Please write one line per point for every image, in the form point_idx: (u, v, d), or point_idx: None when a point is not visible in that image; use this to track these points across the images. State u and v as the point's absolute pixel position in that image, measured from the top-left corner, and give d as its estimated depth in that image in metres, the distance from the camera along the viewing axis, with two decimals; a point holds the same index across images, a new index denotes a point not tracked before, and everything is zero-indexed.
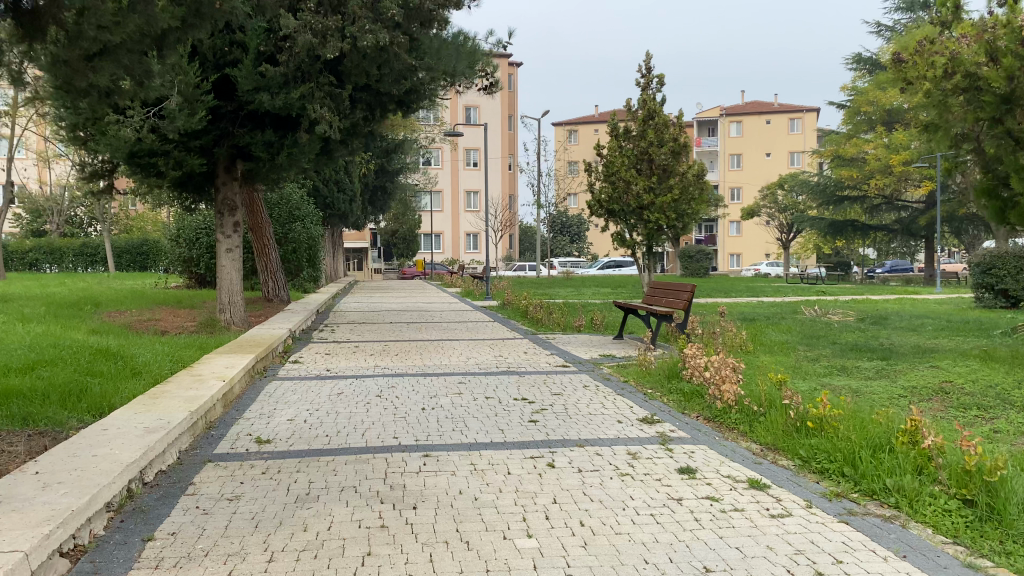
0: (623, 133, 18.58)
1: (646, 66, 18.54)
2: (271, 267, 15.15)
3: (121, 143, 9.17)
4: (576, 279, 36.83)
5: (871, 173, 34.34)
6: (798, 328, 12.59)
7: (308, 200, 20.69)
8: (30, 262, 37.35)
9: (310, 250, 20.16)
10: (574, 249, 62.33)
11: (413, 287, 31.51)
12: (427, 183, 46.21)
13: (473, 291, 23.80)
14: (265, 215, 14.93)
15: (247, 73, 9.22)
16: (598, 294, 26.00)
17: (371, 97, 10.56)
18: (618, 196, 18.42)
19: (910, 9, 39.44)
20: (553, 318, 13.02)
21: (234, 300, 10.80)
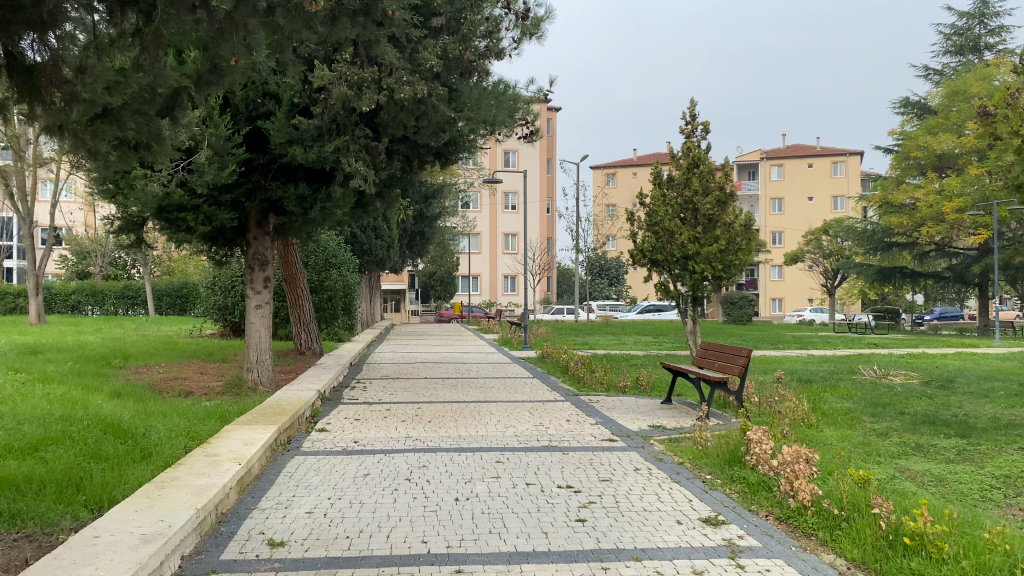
0: (666, 181, 17.95)
1: (690, 113, 18.00)
2: (304, 320, 14.72)
3: (149, 198, 8.79)
4: (616, 325, 35.98)
5: (922, 221, 33.21)
6: (858, 393, 11.69)
7: (344, 247, 20.37)
8: (72, 304, 37.69)
9: (345, 298, 19.76)
10: (612, 292, 61.49)
11: (450, 332, 31.00)
12: (465, 226, 45.97)
13: (511, 340, 23.13)
14: (300, 266, 14.54)
15: (280, 127, 8.84)
16: (640, 342, 25.15)
17: (408, 148, 10.11)
18: (661, 245, 17.74)
19: (959, 53, 38.55)
20: (596, 378, 12.28)
21: (262, 357, 10.34)
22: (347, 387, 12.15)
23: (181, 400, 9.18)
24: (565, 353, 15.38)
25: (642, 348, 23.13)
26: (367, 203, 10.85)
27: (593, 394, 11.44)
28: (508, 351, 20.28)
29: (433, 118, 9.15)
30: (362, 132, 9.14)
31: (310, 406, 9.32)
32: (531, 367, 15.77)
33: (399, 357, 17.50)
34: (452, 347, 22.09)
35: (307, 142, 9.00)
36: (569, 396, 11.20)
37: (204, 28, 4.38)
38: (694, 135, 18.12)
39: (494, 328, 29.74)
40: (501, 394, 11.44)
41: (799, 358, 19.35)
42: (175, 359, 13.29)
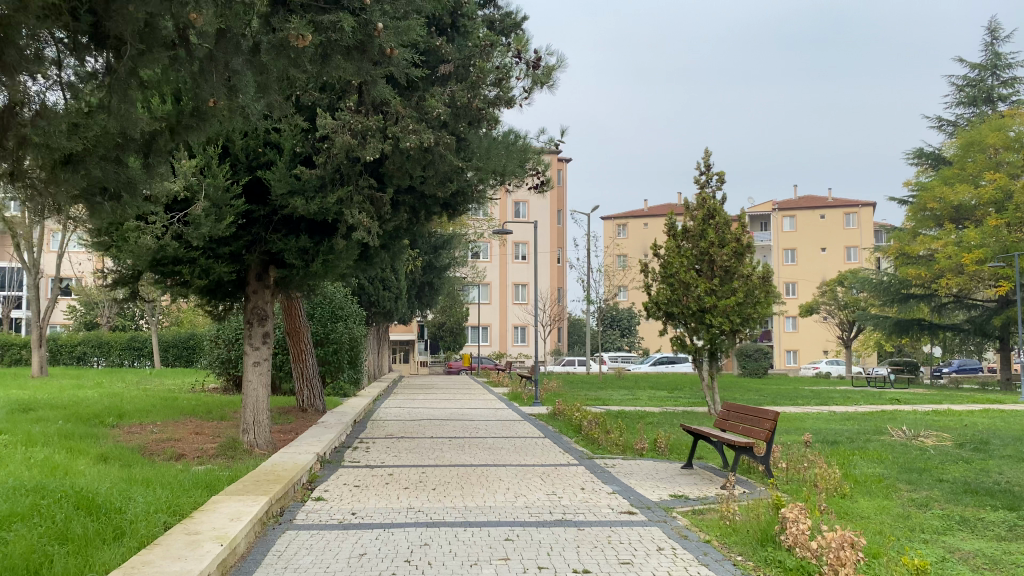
0: (681, 232, 17.53)
1: (704, 164, 17.66)
2: (307, 375, 14.21)
3: (142, 251, 8.36)
4: (628, 378, 35.26)
5: (940, 272, 32.61)
6: (889, 456, 11.03)
7: (352, 299, 19.99)
8: (78, 356, 37.36)
9: (352, 352, 19.30)
10: (624, 343, 60.79)
11: (460, 385, 30.35)
12: (476, 277, 45.62)
13: (521, 394, 22.50)
14: (304, 320, 14.12)
15: (281, 177, 8.46)
16: (654, 397, 24.45)
17: (414, 199, 9.71)
18: (677, 298, 17.27)
19: (972, 104, 38.38)
20: (611, 439, 11.68)
21: (259, 418, 9.83)
22: (349, 448, 11.59)
23: (170, 465, 8.64)
24: (577, 410, 14.78)
25: (656, 403, 22.45)
26: (372, 255, 10.43)
27: (609, 456, 10.83)
28: (519, 406, 19.64)
29: (440, 167, 8.76)
30: (366, 183, 8.74)
31: (307, 471, 8.77)
32: (542, 425, 15.15)
33: (405, 414, 16.92)
34: (461, 402, 21.46)
35: (309, 193, 8.59)
36: (583, 459, 10.60)
37: (184, 66, 4.90)
38: (708, 186, 17.77)
39: (504, 380, 29.10)
40: (511, 457, 10.84)
41: (820, 415, 18.63)
42: (173, 417, 12.78)
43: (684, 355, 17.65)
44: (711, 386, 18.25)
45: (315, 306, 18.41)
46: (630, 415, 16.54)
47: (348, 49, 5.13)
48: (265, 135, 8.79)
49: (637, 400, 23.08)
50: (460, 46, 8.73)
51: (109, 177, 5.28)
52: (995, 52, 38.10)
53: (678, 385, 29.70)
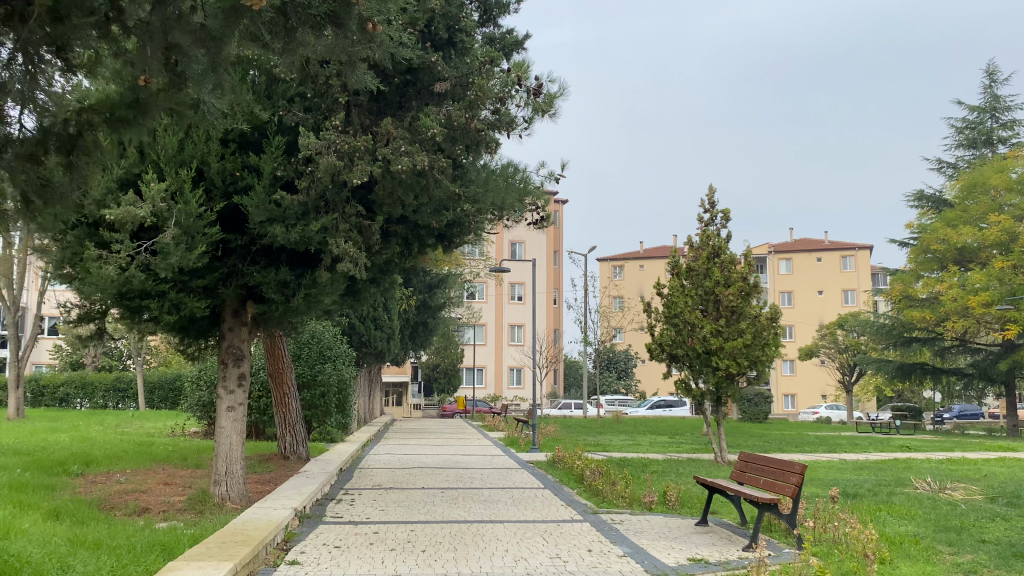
0: (685, 271, 16.81)
1: (709, 201, 17.03)
2: (289, 421, 13.31)
3: (104, 283, 7.54)
4: (627, 422, 34.23)
5: (945, 315, 31.93)
6: (919, 512, 10.14)
7: (341, 339, 19.18)
8: (60, 397, 36.25)
9: (340, 394, 18.40)
10: (621, 386, 59.76)
11: (453, 430, 29.31)
12: (470, 318, 44.76)
13: (518, 439, 21.51)
14: (287, 361, 13.34)
15: (259, 202, 7.73)
16: (655, 443, 23.47)
17: (405, 229, 8.99)
18: (682, 339, 16.43)
19: (972, 146, 38.13)
20: (617, 491, 10.77)
21: (233, 469, 8.94)
22: (332, 501, 10.65)
23: (129, 521, 7.69)
24: (578, 459, 13.86)
25: (658, 449, 21.46)
26: (358, 291, 9.66)
27: (616, 511, 9.89)
28: (515, 453, 18.65)
29: (434, 193, 8.06)
30: (354, 210, 8.01)
31: (282, 529, 7.86)
32: (541, 474, 14.20)
33: (396, 461, 15.93)
34: (454, 448, 20.41)
35: (291, 220, 7.86)
36: (587, 515, 9.68)
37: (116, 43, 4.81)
38: (713, 224, 17.10)
39: (499, 424, 28.10)
40: (508, 511, 9.91)
41: (832, 464, 17.69)
42: (144, 465, 11.83)
43: (689, 400, 16.77)
44: (717, 432, 17.32)
45: (301, 346, 17.62)
46: (633, 464, 15.58)
47: (318, 21, 5.02)
48: (244, 158, 8.07)
49: (637, 446, 22.09)
50: (457, 63, 8.06)
51: (21, 179, 5.09)
52: (993, 95, 37.99)
53: (679, 430, 28.71)
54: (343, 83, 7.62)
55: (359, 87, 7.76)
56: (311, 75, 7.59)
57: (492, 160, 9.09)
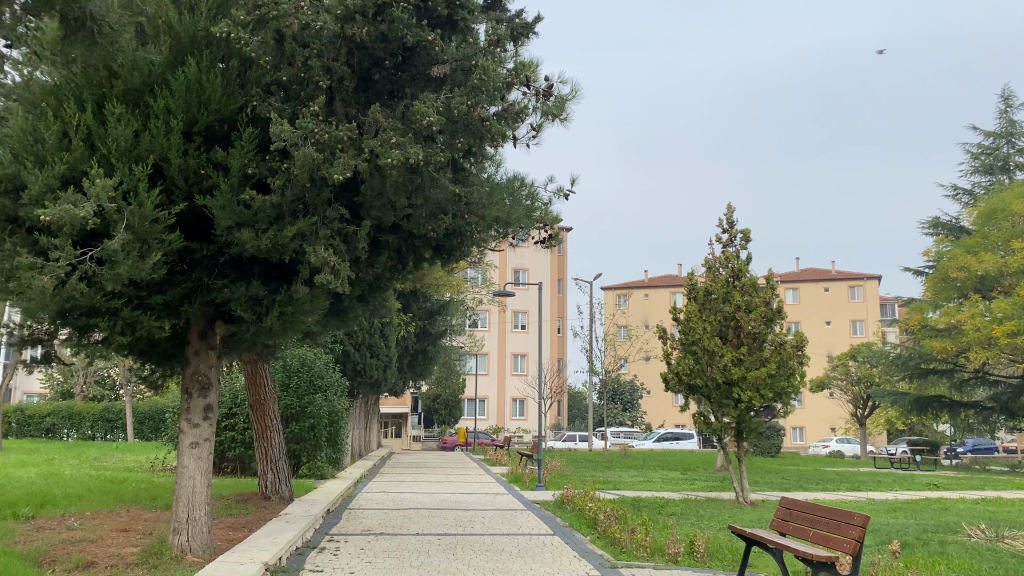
0: (703, 295, 15.64)
1: (728, 220, 15.93)
2: (272, 457, 12.05)
3: (40, 299, 6.36)
4: (635, 456, 32.81)
5: (968, 346, 30.69)
6: (983, 567, 8.84)
7: (333, 367, 18.04)
8: (46, 427, 34.96)
9: (332, 426, 17.17)
10: (626, 418, 58.27)
11: (453, 464, 27.92)
12: (473, 346, 43.47)
13: (523, 475, 20.18)
14: (271, 390, 12.17)
15: (225, 203, 6.57)
16: (667, 480, 22.10)
17: (396, 239, 7.94)
18: (701, 368, 15.24)
19: (989, 172, 37.12)
20: (636, 541, 9.50)
21: (196, 515, 7.70)
22: (315, 551, 9.38)
23: None
24: (591, 500, 12.57)
25: (672, 487, 20.13)
26: (344, 312, 8.53)
27: (637, 565, 8.62)
28: (519, 491, 17.32)
29: (430, 195, 7.00)
30: (337, 212, 6.90)
31: None
32: (548, 517, 12.90)
33: (389, 501, 14.64)
34: (454, 485, 19.07)
35: (263, 223, 6.74)
36: (605, 570, 8.41)
37: None
38: (732, 245, 15.96)
39: (501, 458, 26.75)
40: (513, 564, 8.65)
41: (861, 505, 16.34)
42: (106, 507, 10.58)
43: (708, 435, 15.54)
44: (737, 470, 16.02)
45: (291, 374, 16.70)
46: (650, 506, 14.26)
47: None
48: (210, 153, 6.96)
49: (649, 483, 20.74)
50: (457, 44, 6.96)
51: None
52: (1009, 120, 37.12)
53: (690, 465, 27.37)
54: (325, 65, 6.55)
55: (342, 70, 6.68)
56: (287, 56, 6.53)
57: (498, 173, 8.27)
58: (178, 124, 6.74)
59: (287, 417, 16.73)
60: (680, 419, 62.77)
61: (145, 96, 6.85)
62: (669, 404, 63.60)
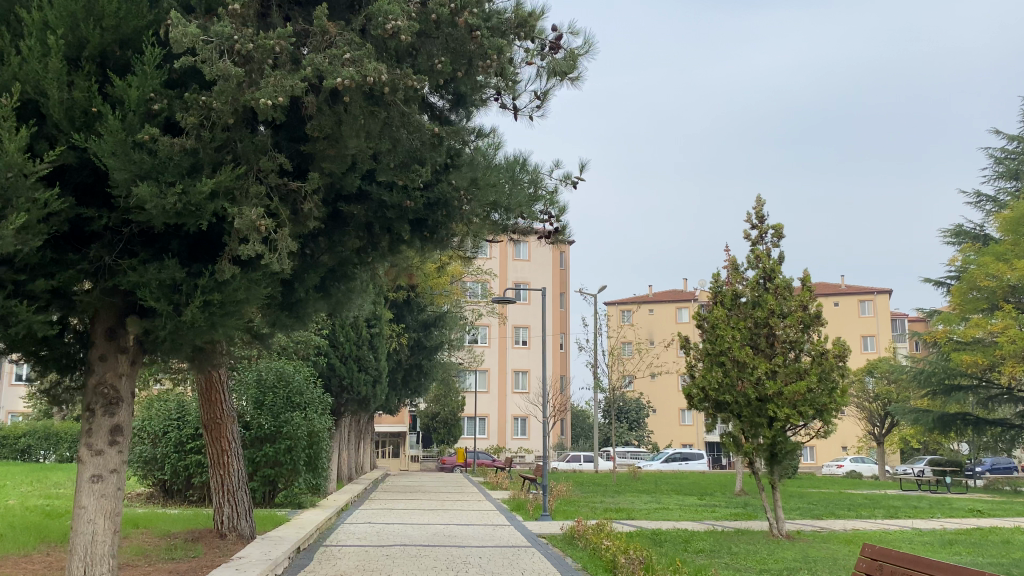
0: (730, 299, 13.84)
1: (757, 215, 14.14)
2: (229, 488, 10.11)
3: None
4: (644, 478, 30.81)
5: (1001, 359, 28.77)
6: None
7: (314, 383, 16.17)
8: (20, 448, 33.05)
9: (312, 449, 15.32)
10: (632, 437, 56.16)
11: (450, 487, 25.94)
12: (473, 361, 41.54)
13: (526, 502, 18.20)
14: (230, 407, 10.28)
15: (115, 147, 4.71)
16: (684, 506, 20.15)
17: (362, 209, 6.27)
18: (730, 383, 13.36)
19: (1014, 177, 35.35)
20: None
21: (96, 572, 5.82)
22: None
23: None
24: (607, 537, 10.66)
25: (691, 515, 18.14)
26: (298, 308, 6.72)
27: None
28: (522, 522, 15.38)
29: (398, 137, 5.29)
30: (276, 164, 5.12)
31: None
32: (557, 557, 10.96)
33: (373, 536, 12.73)
34: (449, 514, 17.08)
35: (174, 177, 4.92)
36: None
37: None
38: (763, 242, 14.16)
39: (502, 482, 24.79)
40: None
41: (909, 537, 14.40)
42: (21, 550, 8.68)
43: (737, 458, 13.63)
44: (770, 498, 14.10)
45: (265, 390, 14.98)
46: (675, 541, 12.31)
47: None
48: (107, 83, 5.13)
49: (665, 510, 18.79)
50: None
51: None
52: None
53: (705, 489, 25.44)
54: None
55: None
56: None
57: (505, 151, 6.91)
58: (57, 42, 4.90)
59: (262, 438, 14.96)
60: (686, 438, 60.97)
61: (15, 9, 5.05)
62: (676, 423, 61.53)
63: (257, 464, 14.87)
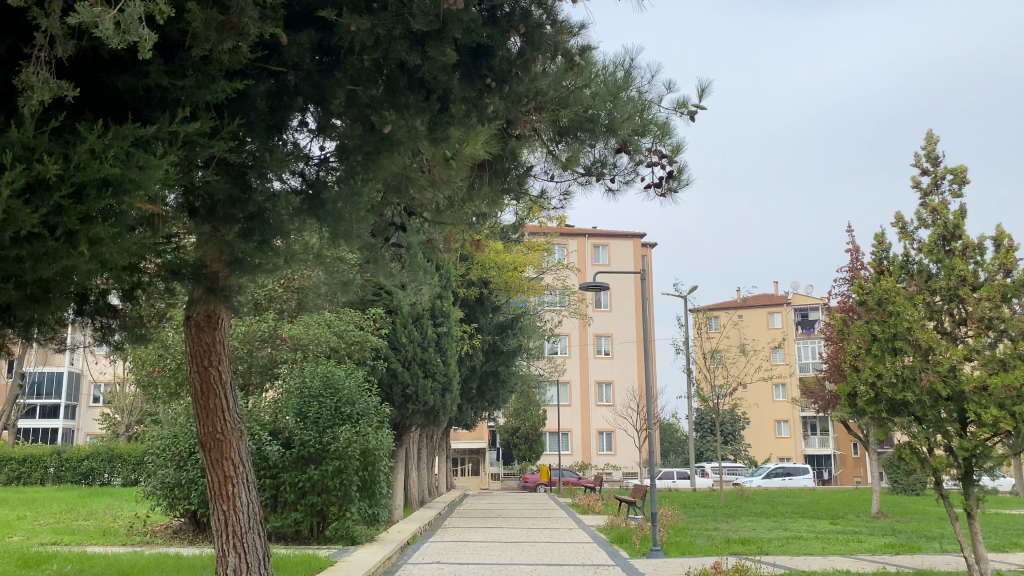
0: (898, 266, 10.57)
1: (929, 156, 10.84)
2: (236, 528, 7.29)
3: None
4: (752, 498, 27.16)
5: None
6: None
7: (372, 392, 13.50)
8: (83, 472, 31.53)
9: (367, 472, 12.41)
10: (727, 451, 51.95)
11: (534, 511, 22.84)
12: (555, 371, 38.39)
13: (629, 532, 14.90)
14: (239, 415, 7.60)
15: None
16: (817, 534, 16.61)
17: (365, 34, 5.22)
18: (909, 375, 9.91)
19: None
20: None
21: None
22: None
23: None
24: None
25: (833, 546, 14.60)
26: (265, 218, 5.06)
27: None
28: (626, 559, 12.22)
29: None
30: None
31: None
32: None
33: None
34: (536, 548, 14.02)
35: None
36: None
37: None
38: (938, 192, 10.77)
39: (593, 504, 21.62)
40: None
41: None
42: None
43: (920, 478, 10.15)
44: (964, 529, 10.51)
45: (311, 399, 12.35)
46: None
47: None
48: None
49: (793, 540, 15.35)
50: None
51: None
52: None
53: (830, 511, 21.78)
54: None
55: None
56: None
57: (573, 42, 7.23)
58: None
59: (306, 457, 12.17)
60: (784, 451, 56.58)
61: None
62: (772, 436, 57.18)
63: (300, 489, 12.05)
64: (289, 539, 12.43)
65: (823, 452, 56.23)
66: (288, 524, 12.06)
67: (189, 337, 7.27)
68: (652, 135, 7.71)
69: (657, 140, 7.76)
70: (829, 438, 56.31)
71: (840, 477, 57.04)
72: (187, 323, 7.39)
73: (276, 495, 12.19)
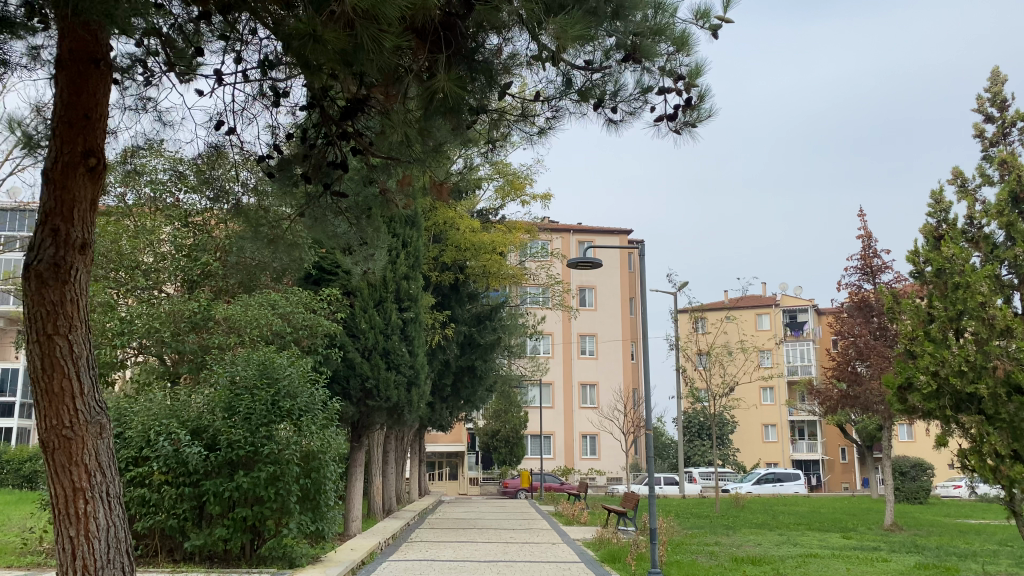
0: (960, 232, 8.63)
1: (996, 99, 8.95)
2: (87, 563, 5.12)
3: None
4: (748, 506, 25.23)
5: None
6: None
7: (321, 387, 11.39)
8: (26, 474, 29.16)
9: (309, 479, 10.29)
10: (715, 456, 50.06)
11: (514, 521, 20.74)
12: (537, 371, 36.36)
13: (622, 550, 12.82)
14: (102, 401, 5.48)
15: None
16: (834, 550, 14.62)
17: None
18: (979, 361, 7.96)
19: None
20: None
21: None
22: None
23: None
24: None
25: (856, 566, 12.62)
26: None
27: None
28: None
29: None
30: None
31: None
32: None
33: None
34: (513, 567, 11.91)
35: None
36: None
37: None
38: (1005, 142, 8.89)
39: (579, 513, 19.63)
40: None
41: None
42: None
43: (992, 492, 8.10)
44: None
45: (243, 391, 10.23)
46: None
47: None
48: None
49: (808, 559, 13.37)
50: None
51: None
52: None
53: (838, 522, 19.86)
54: None
55: None
56: None
57: None
58: None
59: (235, 461, 10.07)
60: (772, 456, 54.82)
61: None
62: (759, 440, 55.44)
63: (227, 500, 9.94)
64: (216, 561, 10.28)
65: (812, 456, 54.52)
66: (212, 542, 9.87)
67: (28, 292, 5.22)
68: (666, 47, 6.54)
69: (668, 58, 6.66)
70: (817, 442, 54.66)
71: (828, 483, 55.43)
72: (24, 277, 5.29)
73: (200, 506, 10.04)
